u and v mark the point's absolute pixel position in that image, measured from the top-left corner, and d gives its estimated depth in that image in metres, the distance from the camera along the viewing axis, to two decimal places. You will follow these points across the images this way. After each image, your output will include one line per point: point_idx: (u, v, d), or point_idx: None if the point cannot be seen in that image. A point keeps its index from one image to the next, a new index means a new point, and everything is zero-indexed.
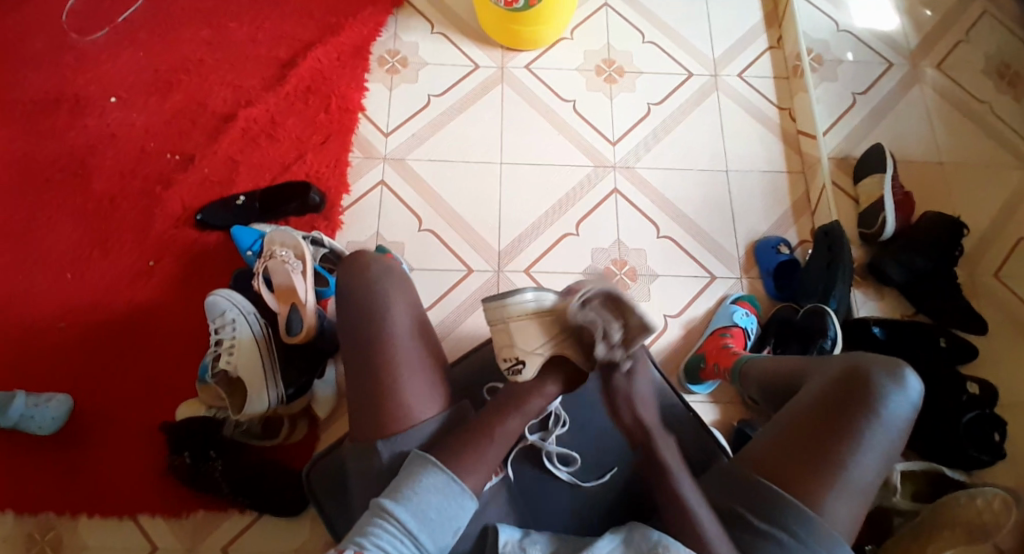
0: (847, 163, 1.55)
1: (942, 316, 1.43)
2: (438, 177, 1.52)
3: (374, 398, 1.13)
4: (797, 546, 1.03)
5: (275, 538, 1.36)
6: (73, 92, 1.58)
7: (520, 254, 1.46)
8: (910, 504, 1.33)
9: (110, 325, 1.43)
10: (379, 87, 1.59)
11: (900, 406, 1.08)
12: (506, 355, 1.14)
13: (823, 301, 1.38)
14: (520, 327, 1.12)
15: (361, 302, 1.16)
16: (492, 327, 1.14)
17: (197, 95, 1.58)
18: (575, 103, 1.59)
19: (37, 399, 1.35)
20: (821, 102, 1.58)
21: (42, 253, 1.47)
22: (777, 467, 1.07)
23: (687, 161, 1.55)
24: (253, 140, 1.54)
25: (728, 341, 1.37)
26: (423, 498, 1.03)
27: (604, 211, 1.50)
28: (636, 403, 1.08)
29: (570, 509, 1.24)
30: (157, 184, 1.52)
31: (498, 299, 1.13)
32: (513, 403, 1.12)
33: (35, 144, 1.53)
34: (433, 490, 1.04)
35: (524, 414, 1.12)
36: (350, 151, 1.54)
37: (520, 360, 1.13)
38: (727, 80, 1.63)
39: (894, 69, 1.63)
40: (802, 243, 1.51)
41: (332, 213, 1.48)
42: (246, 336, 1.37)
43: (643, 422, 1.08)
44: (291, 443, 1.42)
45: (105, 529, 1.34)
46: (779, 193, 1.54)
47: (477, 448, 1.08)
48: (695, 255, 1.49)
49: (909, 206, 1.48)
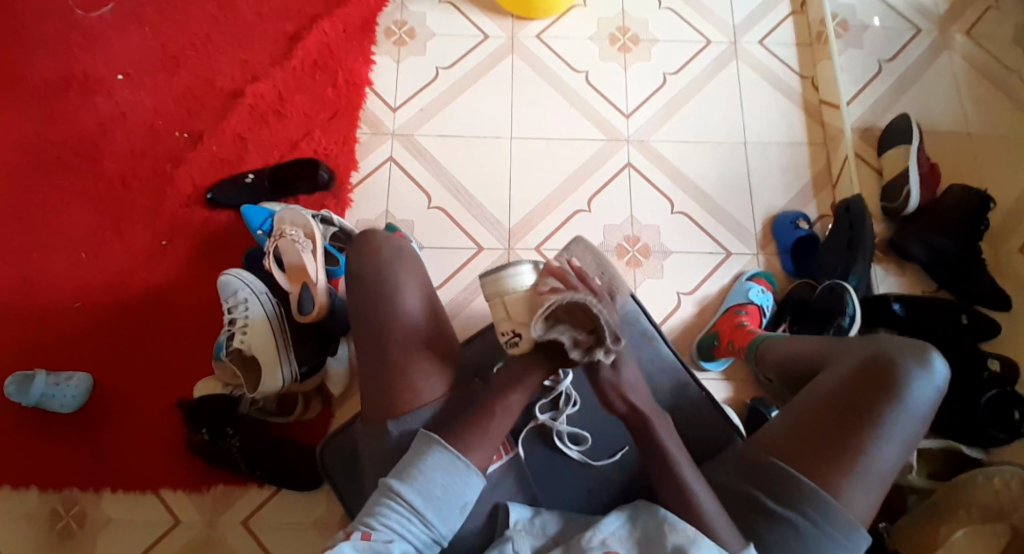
0: (871, 134, 1.50)
1: (965, 293, 1.39)
2: (447, 152, 1.49)
3: (383, 382, 1.12)
4: (812, 531, 1.02)
5: (292, 512, 1.39)
6: (79, 70, 1.57)
7: (531, 231, 1.44)
8: (926, 482, 1.31)
9: (126, 304, 1.44)
10: (387, 60, 1.56)
11: (925, 391, 1.06)
12: (504, 330, 1.14)
13: (842, 279, 1.34)
14: (515, 302, 1.13)
15: (369, 288, 1.15)
16: (490, 301, 1.14)
17: (203, 70, 1.56)
18: (588, 74, 1.54)
19: (57, 378, 1.37)
20: (845, 70, 1.52)
21: (56, 233, 1.47)
22: (795, 451, 1.06)
23: (704, 134, 1.51)
24: (261, 117, 1.52)
25: (744, 320, 1.35)
26: (429, 477, 1.04)
27: (617, 187, 1.47)
28: (657, 356, 1.23)
29: (580, 488, 1.23)
30: (168, 163, 1.51)
31: (495, 272, 1.14)
32: (518, 377, 1.12)
33: (44, 124, 1.53)
34: (438, 469, 1.05)
35: (528, 390, 1.12)
36: (359, 127, 1.51)
37: (517, 335, 1.12)
38: (747, 47, 1.57)
39: (922, 34, 1.56)
40: (822, 218, 1.47)
41: (341, 191, 1.47)
42: (258, 316, 1.37)
43: (636, 409, 1.05)
44: (304, 420, 1.43)
45: (127, 503, 1.38)
46: (799, 166, 1.49)
47: (485, 430, 1.08)
48: (711, 232, 1.46)
49: (933, 179, 1.43)
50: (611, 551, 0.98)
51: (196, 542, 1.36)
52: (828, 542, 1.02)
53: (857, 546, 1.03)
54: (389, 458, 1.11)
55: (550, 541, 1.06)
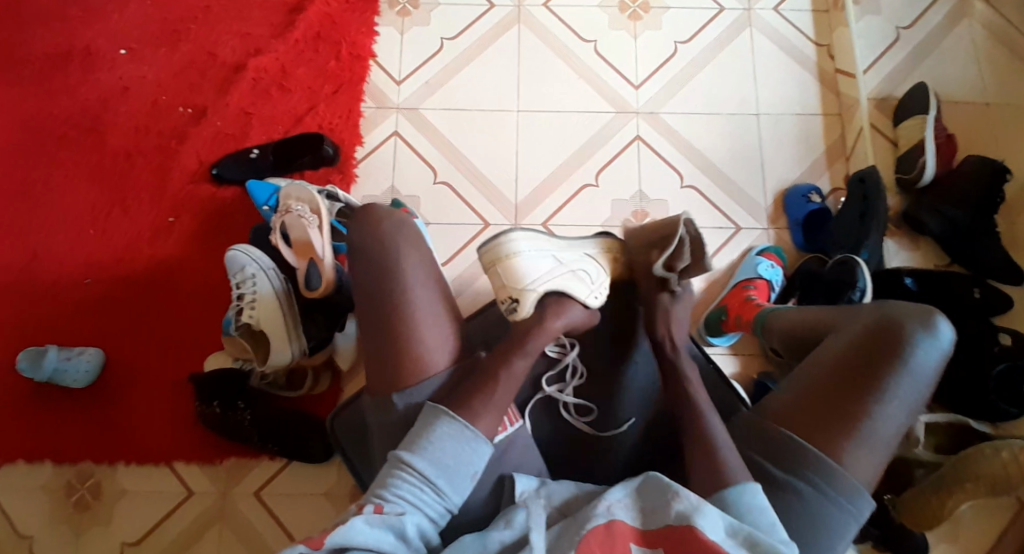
0: (887, 104, 1.47)
1: (977, 268, 1.38)
2: (453, 128, 1.47)
3: (389, 356, 1.14)
4: (816, 496, 1.03)
5: (304, 483, 1.42)
6: (80, 45, 1.54)
7: (537, 208, 1.42)
8: (933, 456, 1.34)
9: (134, 281, 1.45)
10: (391, 31, 1.52)
11: (929, 355, 1.06)
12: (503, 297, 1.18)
13: (855, 253, 1.33)
14: (509, 267, 1.18)
15: (375, 263, 1.16)
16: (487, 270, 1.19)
17: (205, 43, 1.53)
18: (596, 44, 1.50)
19: (69, 353, 1.40)
20: (861, 38, 1.48)
21: (63, 210, 1.47)
22: (800, 418, 1.07)
23: (716, 107, 1.47)
24: (264, 91, 1.50)
25: (752, 295, 1.34)
26: (438, 447, 1.05)
27: (625, 161, 1.45)
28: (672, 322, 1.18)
29: (589, 461, 1.24)
30: (173, 139, 1.50)
31: (492, 241, 1.19)
32: (519, 343, 1.13)
33: (46, 100, 1.52)
34: (447, 438, 1.06)
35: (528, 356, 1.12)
36: (363, 101, 1.49)
37: (515, 299, 1.17)
38: (761, 15, 1.52)
39: (941, 0, 1.51)
40: (835, 190, 1.44)
41: (346, 165, 1.45)
42: (266, 291, 1.38)
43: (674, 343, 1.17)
44: (315, 393, 1.45)
45: (142, 477, 1.41)
46: (812, 138, 1.46)
47: (489, 396, 1.09)
48: (720, 206, 1.44)
49: (950, 149, 1.40)
50: (615, 519, 0.98)
51: (211, 511, 1.40)
52: (831, 508, 1.03)
53: (861, 512, 1.04)
54: (394, 427, 1.14)
55: (555, 512, 1.06)
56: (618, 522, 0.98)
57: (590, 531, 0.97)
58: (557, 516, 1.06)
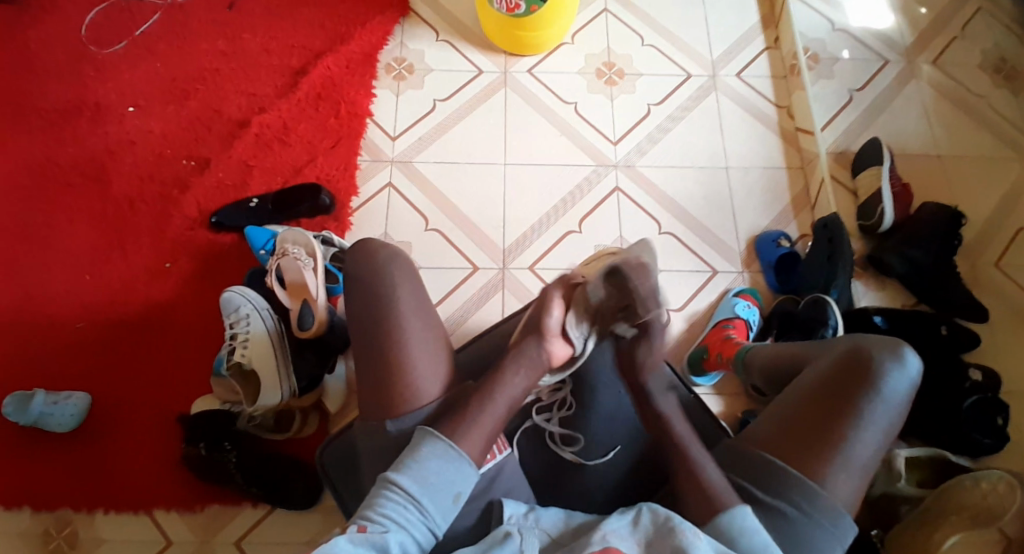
0: (845, 158, 1.58)
1: (943, 305, 1.46)
2: (444, 178, 1.56)
3: (381, 380, 1.16)
4: (801, 519, 1.06)
5: (286, 530, 1.40)
6: (91, 102, 1.64)
7: (525, 251, 1.50)
8: (915, 490, 1.36)
9: (127, 323, 1.48)
10: (387, 93, 1.64)
11: (901, 383, 1.11)
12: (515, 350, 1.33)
13: (824, 292, 1.40)
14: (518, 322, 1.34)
15: (368, 291, 1.18)
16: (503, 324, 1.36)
17: (211, 102, 1.63)
18: (577, 105, 1.62)
19: (55, 397, 1.40)
20: (818, 100, 1.61)
21: (62, 256, 1.51)
22: (782, 444, 1.10)
23: (689, 160, 1.58)
24: (266, 145, 1.59)
25: (731, 333, 1.40)
26: (424, 466, 1.07)
27: (607, 209, 1.53)
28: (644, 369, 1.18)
29: (577, 488, 1.27)
30: (175, 188, 1.57)
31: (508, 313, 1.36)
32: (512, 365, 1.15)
33: (54, 153, 1.59)
34: (432, 456, 1.07)
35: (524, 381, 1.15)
36: (359, 154, 1.58)
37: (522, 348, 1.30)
38: (726, 80, 1.66)
39: (891, 65, 1.66)
40: (802, 237, 1.53)
41: (342, 214, 1.52)
42: (259, 331, 1.41)
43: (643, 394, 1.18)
44: (302, 437, 1.45)
45: (121, 524, 1.39)
46: (779, 189, 1.56)
47: (480, 411, 1.11)
48: (696, 250, 1.52)
49: (906, 198, 1.51)
50: (611, 546, 1.00)
51: None
52: (816, 530, 1.06)
53: (845, 534, 1.07)
54: (386, 452, 1.15)
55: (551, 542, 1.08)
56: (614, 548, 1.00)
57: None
58: (552, 546, 1.07)
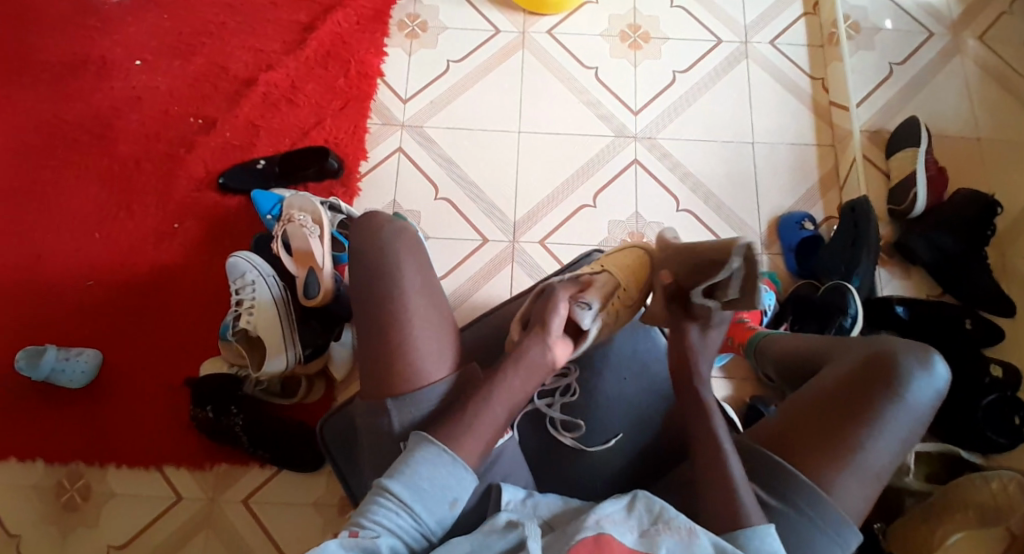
0: (880, 137, 1.50)
1: (969, 297, 1.40)
2: (456, 146, 1.51)
3: (385, 361, 1.09)
4: (804, 522, 1.02)
5: (292, 490, 1.42)
6: (98, 55, 1.60)
7: (536, 224, 1.45)
8: (923, 485, 1.32)
9: (136, 283, 1.48)
10: (398, 52, 1.58)
11: (925, 392, 1.06)
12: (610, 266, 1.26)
13: (845, 280, 1.35)
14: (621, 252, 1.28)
15: (373, 265, 1.12)
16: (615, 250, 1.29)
17: (219, 57, 1.59)
18: (597, 70, 1.55)
19: (67, 353, 1.41)
20: (855, 72, 1.52)
21: (72, 213, 1.51)
22: (792, 444, 1.06)
23: (712, 133, 1.51)
24: (273, 105, 1.55)
25: (745, 319, 1.37)
26: (416, 470, 0.98)
27: (623, 182, 1.48)
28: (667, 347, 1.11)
29: (579, 475, 1.20)
30: (182, 147, 1.54)
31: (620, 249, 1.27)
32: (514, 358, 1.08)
33: (62, 107, 1.57)
34: (425, 462, 0.99)
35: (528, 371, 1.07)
36: (369, 117, 1.54)
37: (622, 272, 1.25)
38: (758, 48, 1.57)
39: (935, 38, 1.56)
40: (828, 219, 1.47)
41: (350, 179, 1.49)
42: (265, 298, 1.40)
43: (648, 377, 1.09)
44: (307, 403, 1.46)
45: (131, 479, 1.41)
46: (806, 167, 1.49)
47: (483, 406, 1.03)
48: (714, 229, 1.46)
49: (941, 182, 1.43)
50: (605, 533, 0.93)
51: (198, 517, 1.39)
52: (818, 533, 1.02)
53: (848, 541, 1.03)
54: (385, 446, 1.10)
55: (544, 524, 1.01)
56: (607, 534, 0.93)
57: (578, 543, 0.91)
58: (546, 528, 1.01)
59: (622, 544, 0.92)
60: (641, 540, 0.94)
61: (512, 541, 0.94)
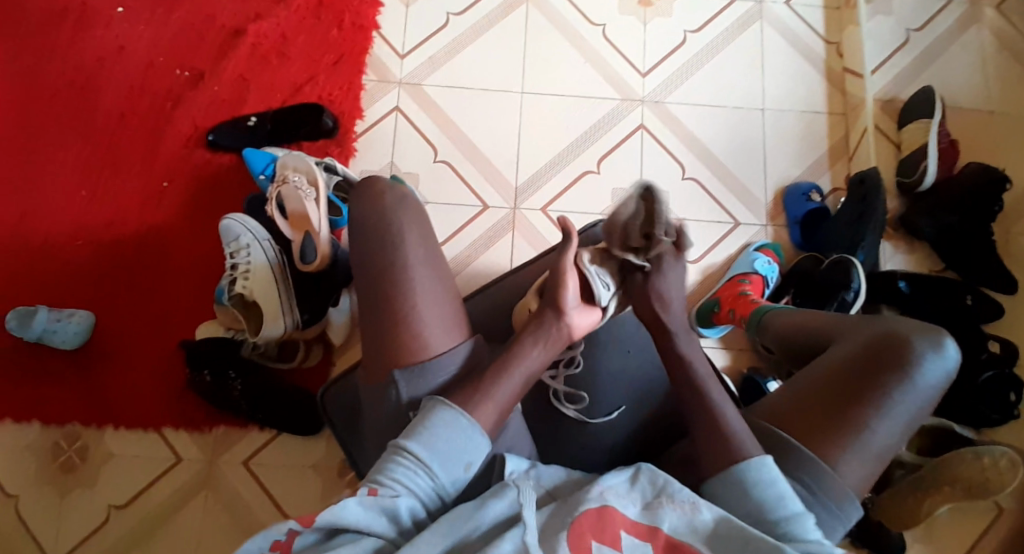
0: (893, 106, 1.47)
1: (973, 274, 1.39)
2: (456, 106, 1.46)
3: (387, 333, 1.02)
4: (809, 500, 0.97)
5: (292, 453, 1.42)
6: (79, 1, 1.52)
7: (539, 191, 1.42)
8: (914, 457, 1.33)
9: (126, 242, 1.44)
10: (396, 3, 1.51)
11: (934, 374, 1.02)
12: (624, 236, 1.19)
13: (851, 253, 1.32)
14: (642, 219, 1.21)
15: (375, 233, 1.05)
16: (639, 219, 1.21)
17: (207, 5, 1.51)
18: (604, 28, 1.49)
19: (59, 314, 1.38)
20: (871, 37, 1.48)
21: (56, 168, 1.45)
22: (797, 421, 1.02)
23: (721, 99, 1.47)
24: (264, 58, 1.48)
25: (746, 289, 1.32)
26: (434, 431, 0.94)
27: (628, 148, 1.44)
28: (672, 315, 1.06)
29: (577, 448, 1.17)
30: (169, 102, 1.48)
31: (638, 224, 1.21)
32: (537, 334, 1.04)
33: (43, 55, 1.49)
34: (444, 424, 0.95)
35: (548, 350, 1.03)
36: (364, 73, 1.48)
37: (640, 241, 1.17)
38: (772, 8, 1.51)
39: (954, 3, 1.51)
40: (835, 190, 1.44)
41: (345, 139, 1.44)
42: (260, 262, 1.37)
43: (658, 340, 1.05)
44: (306, 367, 1.45)
45: (129, 441, 1.40)
46: (814, 136, 1.46)
47: (493, 383, 0.99)
48: (719, 199, 1.43)
49: (952, 155, 1.40)
50: (608, 504, 0.90)
51: (198, 479, 1.39)
52: (821, 510, 0.97)
53: (850, 517, 0.99)
54: (389, 420, 1.02)
55: (545, 495, 0.95)
56: (611, 507, 0.90)
57: (581, 514, 0.89)
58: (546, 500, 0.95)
59: (626, 516, 0.90)
60: (644, 513, 0.91)
61: (510, 511, 0.89)
